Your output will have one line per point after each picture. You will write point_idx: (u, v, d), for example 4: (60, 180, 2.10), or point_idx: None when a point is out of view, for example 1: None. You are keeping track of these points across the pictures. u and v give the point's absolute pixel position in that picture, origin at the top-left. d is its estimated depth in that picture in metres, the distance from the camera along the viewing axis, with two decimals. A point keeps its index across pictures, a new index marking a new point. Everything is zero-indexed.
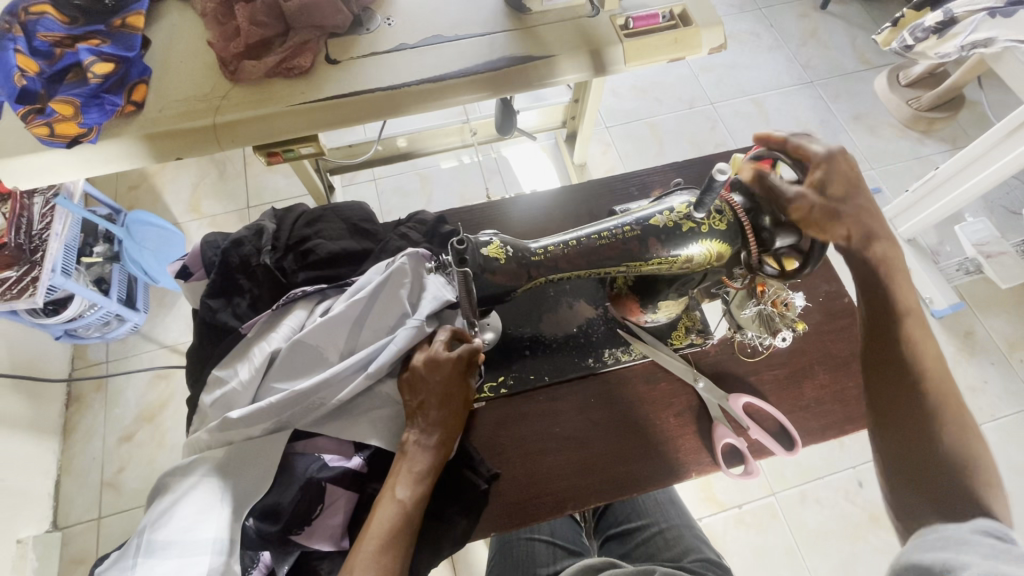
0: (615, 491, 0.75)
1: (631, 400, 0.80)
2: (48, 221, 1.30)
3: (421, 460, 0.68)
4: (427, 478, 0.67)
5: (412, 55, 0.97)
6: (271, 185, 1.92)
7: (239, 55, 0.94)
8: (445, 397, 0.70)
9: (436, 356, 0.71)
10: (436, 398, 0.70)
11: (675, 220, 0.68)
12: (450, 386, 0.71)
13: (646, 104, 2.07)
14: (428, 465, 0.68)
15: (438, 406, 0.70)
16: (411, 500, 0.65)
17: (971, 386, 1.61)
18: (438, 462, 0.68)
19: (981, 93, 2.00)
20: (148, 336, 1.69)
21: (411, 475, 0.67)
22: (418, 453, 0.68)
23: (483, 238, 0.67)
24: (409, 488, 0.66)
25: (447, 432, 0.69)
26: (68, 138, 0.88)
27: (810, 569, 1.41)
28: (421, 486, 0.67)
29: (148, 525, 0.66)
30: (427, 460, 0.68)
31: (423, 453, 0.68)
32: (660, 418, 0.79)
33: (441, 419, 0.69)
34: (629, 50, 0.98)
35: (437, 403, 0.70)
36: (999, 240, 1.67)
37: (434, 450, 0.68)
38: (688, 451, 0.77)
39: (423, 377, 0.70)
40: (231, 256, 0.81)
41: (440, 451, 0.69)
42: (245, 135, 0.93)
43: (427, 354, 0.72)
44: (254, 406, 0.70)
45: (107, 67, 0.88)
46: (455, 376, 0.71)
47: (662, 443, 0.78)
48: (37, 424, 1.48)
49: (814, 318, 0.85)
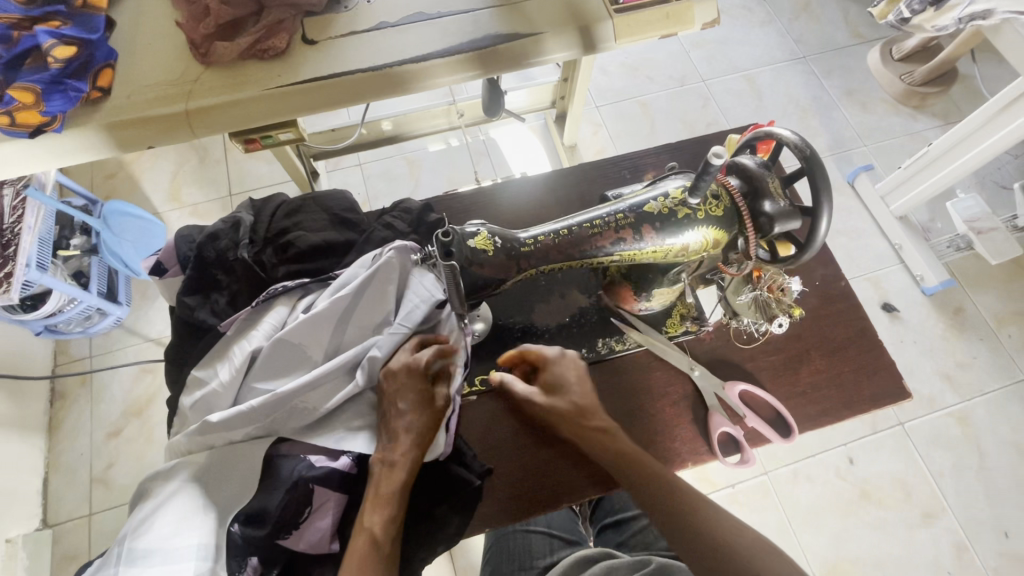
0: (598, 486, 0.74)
1: (558, 414, 0.71)
2: (19, 214, 1.24)
3: (388, 480, 0.65)
4: (395, 500, 0.64)
5: (393, 34, 0.92)
6: (254, 171, 1.86)
7: (210, 36, 0.89)
8: (415, 407, 0.68)
9: (402, 366, 0.69)
10: (396, 411, 0.67)
11: (670, 207, 0.65)
12: (415, 397, 0.68)
13: (636, 82, 2.02)
14: (394, 485, 0.64)
15: (398, 419, 0.67)
16: (379, 526, 0.62)
17: (960, 362, 1.62)
18: (408, 479, 0.65)
19: (973, 66, 1.97)
20: (132, 330, 1.65)
21: (378, 498, 0.64)
22: (386, 473, 0.65)
23: (470, 228, 0.64)
24: (376, 513, 0.63)
25: (417, 446, 0.66)
26: (31, 127, 0.83)
27: (802, 545, 1.44)
28: (389, 509, 0.64)
29: (129, 533, 0.64)
30: (393, 480, 0.65)
31: (391, 473, 0.65)
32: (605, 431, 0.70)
33: (410, 431, 0.67)
34: (620, 25, 0.93)
35: (398, 416, 0.67)
36: (990, 216, 1.67)
37: (401, 467, 0.65)
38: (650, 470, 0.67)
39: (390, 389, 0.68)
40: (206, 250, 0.77)
41: (406, 469, 0.65)
42: (219, 121, 0.89)
43: (395, 363, 0.69)
44: (236, 410, 0.68)
45: (69, 50, 0.83)
46: (419, 384, 0.68)
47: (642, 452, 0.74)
48: (20, 423, 1.45)
49: (811, 302, 0.83)
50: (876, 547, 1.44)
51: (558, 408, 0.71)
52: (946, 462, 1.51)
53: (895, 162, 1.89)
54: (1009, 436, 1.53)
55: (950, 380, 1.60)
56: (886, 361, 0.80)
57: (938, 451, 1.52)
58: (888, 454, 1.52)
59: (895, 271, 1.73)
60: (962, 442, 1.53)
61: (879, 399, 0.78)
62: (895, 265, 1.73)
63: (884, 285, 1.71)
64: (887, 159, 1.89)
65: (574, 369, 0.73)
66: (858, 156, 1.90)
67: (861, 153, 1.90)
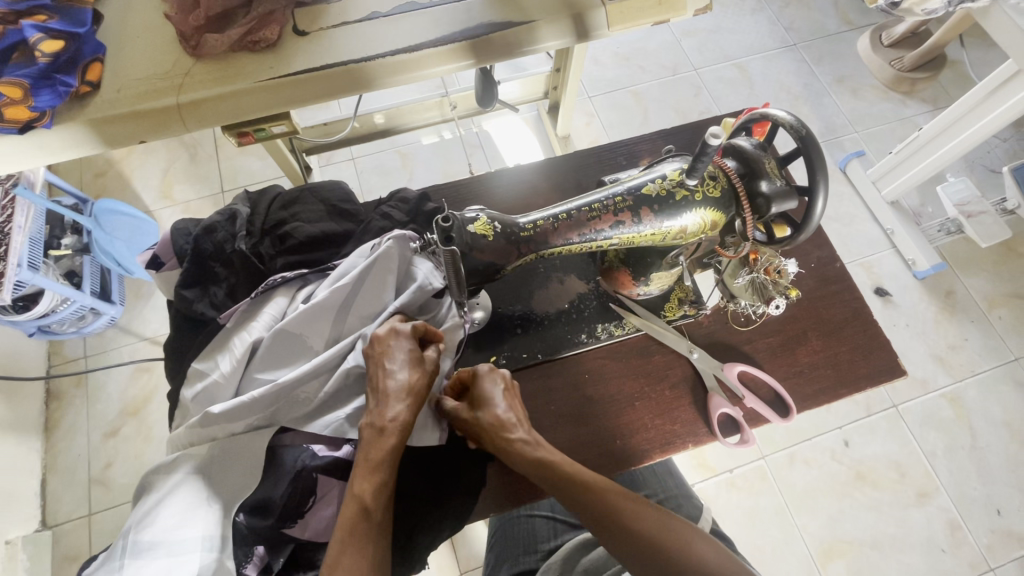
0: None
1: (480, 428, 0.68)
2: (9, 213, 1.24)
3: (378, 447, 0.63)
4: (385, 466, 0.62)
5: (385, 24, 0.92)
6: (246, 167, 1.85)
7: (199, 29, 0.88)
8: (405, 370, 0.66)
9: (390, 332, 0.68)
10: (385, 372, 0.66)
11: (668, 189, 0.65)
12: (405, 361, 0.67)
13: (628, 72, 2.02)
14: (385, 452, 0.62)
15: (387, 380, 0.66)
16: (370, 495, 0.60)
17: (951, 344, 1.64)
18: (398, 444, 0.63)
19: (962, 51, 1.98)
20: (127, 329, 1.64)
21: (366, 465, 0.62)
22: (376, 439, 0.63)
23: (469, 214, 0.64)
24: (366, 481, 0.61)
25: (408, 410, 0.65)
26: (20, 123, 0.82)
27: (799, 526, 1.46)
28: (379, 477, 0.61)
29: (133, 526, 0.64)
30: (383, 446, 0.63)
31: (381, 438, 0.63)
32: (533, 444, 0.66)
33: (400, 394, 0.65)
34: (613, 13, 0.93)
35: (386, 378, 0.66)
36: (979, 200, 1.69)
37: (392, 431, 0.63)
38: (590, 485, 0.63)
39: (377, 353, 0.67)
40: (203, 243, 0.77)
41: (397, 433, 0.64)
42: (212, 114, 0.88)
43: (386, 329, 0.69)
44: (237, 402, 0.68)
45: (56, 44, 0.82)
46: (408, 351, 0.68)
47: (624, 437, 0.76)
48: (16, 424, 1.44)
49: (807, 284, 0.84)
50: (872, 527, 1.46)
51: (480, 422, 0.67)
52: (939, 443, 1.53)
53: (886, 147, 1.90)
54: (1000, 415, 1.56)
55: (943, 362, 1.62)
56: (882, 340, 0.81)
57: (932, 432, 1.55)
58: (883, 436, 1.54)
59: (887, 256, 1.75)
60: (955, 423, 1.56)
61: (875, 377, 0.79)
62: (887, 249, 1.75)
63: (877, 270, 1.73)
64: (877, 145, 1.90)
65: (506, 386, 0.70)
66: (850, 143, 1.91)
67: (852, 139, 1.91)
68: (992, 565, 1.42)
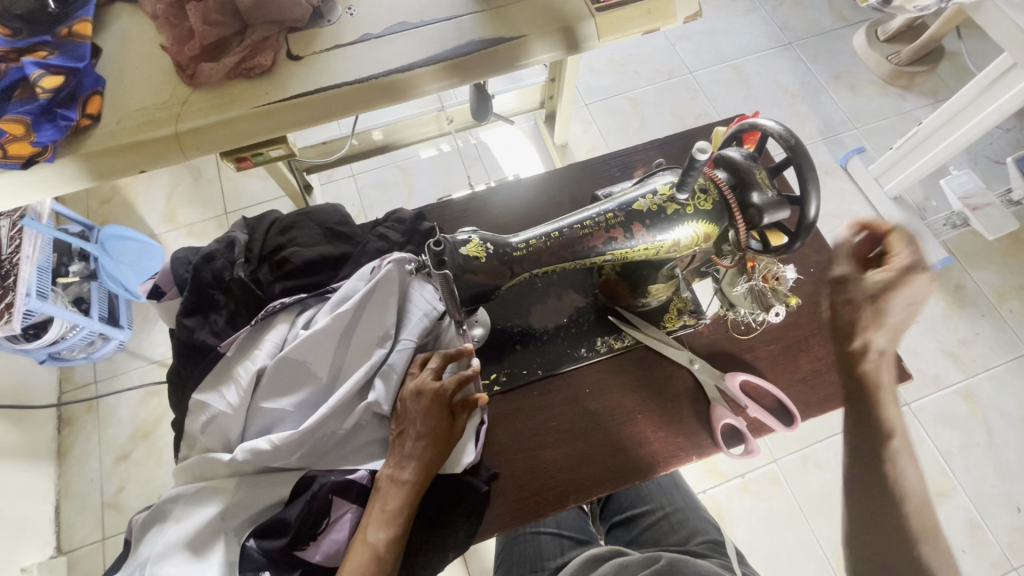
0: (599, 458, 0.75)
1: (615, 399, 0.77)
2: (18, 244, 1.25)
3: (395, 498, 0.65)
4: (401, 519, 0.65)
5: (378, 45, 0.93)
6: (248, 188, 1.87)
7: (195, 58, 0.90)
8: (426, 433, 0.68)
9: (425, 386, 0.69)
10: (417, 430, 0.68)
11: (659, 204, 0.66)
12: (432, 420, 0.68)
13: (624, 78, 2.03)
14: (400, 504, 0.65)
15: (416, 437, 0.68)
16: (384, 544, 0.63)
17: (962, 339, 1.62)
18: (414, 499, 0.66)
19: (959, 43, 1.97)
20: (136, 353, 1.65)
21: (384, 515, 0.65)
22: (394, 491, 0.66)
23: (461, 236, 0.65)
24: (381, 531, 0.64)
25: (423, 471, 0.67)
26: (23, 158, 0.84)
27: (814, 531, 1.39)
28: (393, 529, 0.64)
29: (151, 557, 0.65)
30: (400, 498, 0.65)
31: (398, 491, 0.66)
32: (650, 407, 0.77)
33: (419, 454, 0.67)
34: (603, 24, 0.94)
35: (417, 435, 0.68)
36: (985, 192, 1.66)
37: (408, 486, 0.66)
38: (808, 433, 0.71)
39: (408, 409, 0.69)
40: (203, 272, 0.78)
41: (414, 488, 0.66)
42: (210, 142, 0.89)
43: (417, 382, 0.70)
44: (259, 446, 0.67)
45: (56, 80, 0.84)
46: (439, 410, 0.69)
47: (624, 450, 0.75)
48: (28, 451, 1.45)
49: (807, 289, 0.83)
50: None
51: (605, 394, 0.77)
52: (954, 439, 1.51)
53: (887, 142, 1.89)
54: (1017, 410, 1.53)
55: (953, 357, 1.60)
56: None
57: (946, 429, 1.52)
58: None
59: None
60: (969, 419, 1.53)
61: None
62: None
63: None
64: (878, 141, 1.89)
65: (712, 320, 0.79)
66: (850, 139, 1.90)
67: (852, 136, 1.90)
68: (1014, 564, 1.39)
